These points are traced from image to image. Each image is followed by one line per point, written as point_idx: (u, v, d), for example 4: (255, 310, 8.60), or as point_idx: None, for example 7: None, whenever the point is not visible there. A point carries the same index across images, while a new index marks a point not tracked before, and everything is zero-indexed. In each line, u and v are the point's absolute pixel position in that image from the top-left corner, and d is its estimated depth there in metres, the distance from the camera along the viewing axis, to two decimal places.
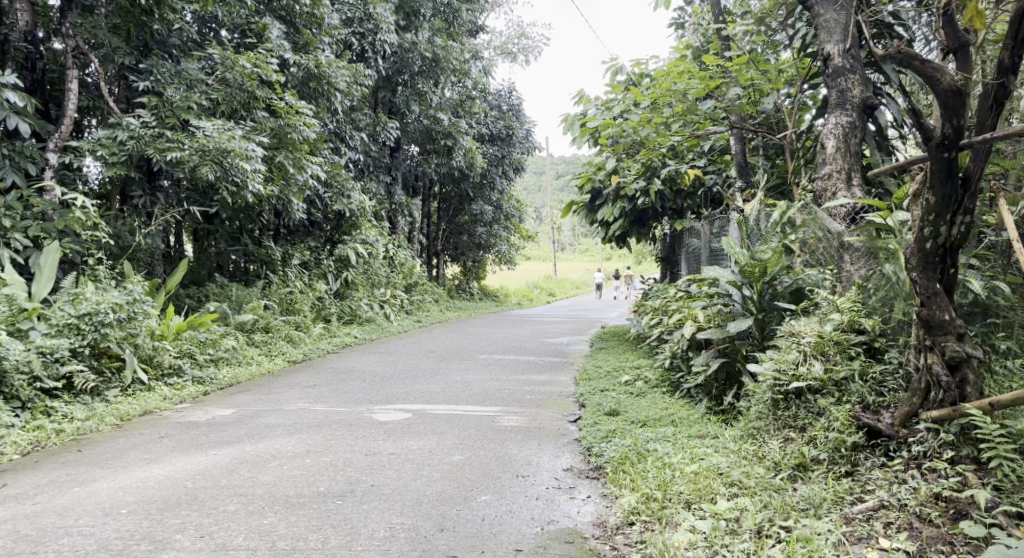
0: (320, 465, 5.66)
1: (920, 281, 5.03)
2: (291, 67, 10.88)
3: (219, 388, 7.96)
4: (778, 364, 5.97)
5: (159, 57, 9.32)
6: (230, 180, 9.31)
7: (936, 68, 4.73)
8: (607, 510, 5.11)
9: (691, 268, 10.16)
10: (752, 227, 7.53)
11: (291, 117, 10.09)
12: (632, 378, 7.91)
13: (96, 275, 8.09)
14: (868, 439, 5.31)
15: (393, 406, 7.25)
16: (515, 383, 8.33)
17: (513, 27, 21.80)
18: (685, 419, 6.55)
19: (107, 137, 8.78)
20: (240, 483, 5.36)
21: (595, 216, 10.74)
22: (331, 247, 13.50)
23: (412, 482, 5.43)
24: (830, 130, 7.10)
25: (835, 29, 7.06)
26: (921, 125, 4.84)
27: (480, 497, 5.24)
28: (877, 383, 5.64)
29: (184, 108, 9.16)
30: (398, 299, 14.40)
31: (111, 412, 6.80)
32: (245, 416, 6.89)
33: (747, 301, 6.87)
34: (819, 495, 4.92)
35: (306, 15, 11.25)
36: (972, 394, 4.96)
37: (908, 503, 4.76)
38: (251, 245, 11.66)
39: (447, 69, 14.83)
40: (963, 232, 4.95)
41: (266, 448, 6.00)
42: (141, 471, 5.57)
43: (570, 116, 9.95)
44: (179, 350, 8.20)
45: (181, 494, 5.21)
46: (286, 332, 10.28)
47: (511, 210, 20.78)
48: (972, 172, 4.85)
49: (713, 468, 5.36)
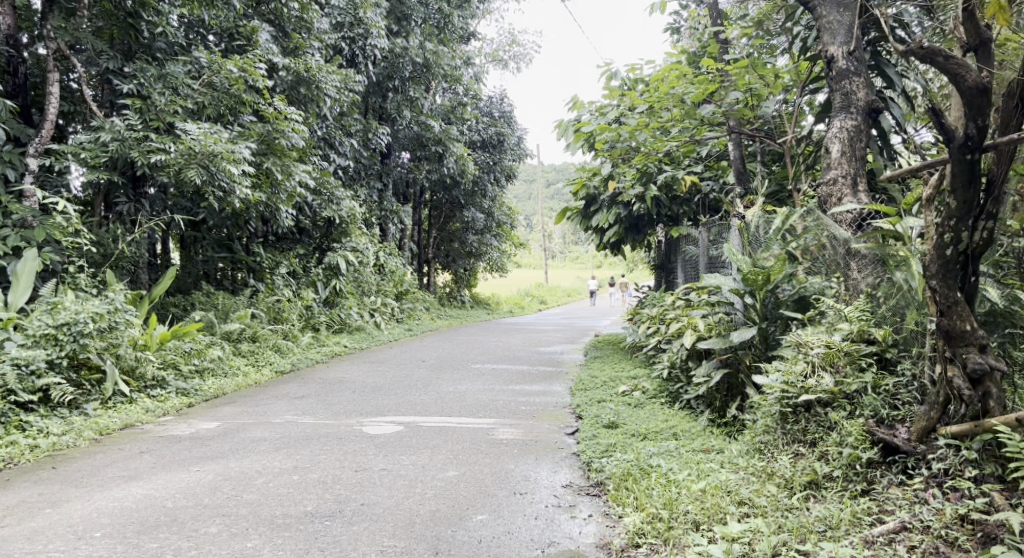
0: (308, 483, 5.40)
1: (940, 289, 4.84)
2: (280, 70, 10.67)
3: (204, 400, 7.68)
4: (786, 376, 5.73)
5: (144, 60, 9.07)
6: (216, 185, 9.06)
7: (960, 64, 4.54)
8: (611, 531, 4.87)
9: (689, 276, 9.89)
10: (754, 235, 7.19)
11: (279, 122, 9.80)
12: (630, 389, 7.66)
13: (77, 284, 7.80)
14: (884, 455, 5.07)
15: (384, 419, 6.98)
16: (509, 394, 8.07)
17: (504, 33, 21.54)
18: (687, 431, 6.31)
19: (90, 141, 8.49)
20: (223, 503, 5.09)
21: (589, 222, 10.42)
22: (320, 256, 13.21)
23: (404, 501, 5.17)
24: (836, 134, 6.89)
25: (838, 30, 6.89)
26: (943, 125, 4.64)
27: (476, 517, 4.98)
28: (891, 396, 5.43)
29: (170, 112, 8.94)
30: (388, 307, 14.15)
31: (90, 426, 6.52)
32: (231, 430, 6.62)
33: (750, 310, 6.62)
34: (836, 515, 4.70)
35: (295, 20, 11.04)
36: (996, 408, 4.79)
37: (932, 525, 4.53)
38: (238, 252, 11.40)
39: (438, 74, 14.65)
40: (984, 238, 4.78)
41: (251, 464, 5.73)
42: (118, 490, 5.30)
43: (563, 121, 9.72)
44: (162, 361, 7.91)
45: (160, 515, 4.94)
46: (274, 342, 10.02)
47: (503, 217, 20.49)
48: (995, 175, 4.69)
49: (721, 485, 5.12)
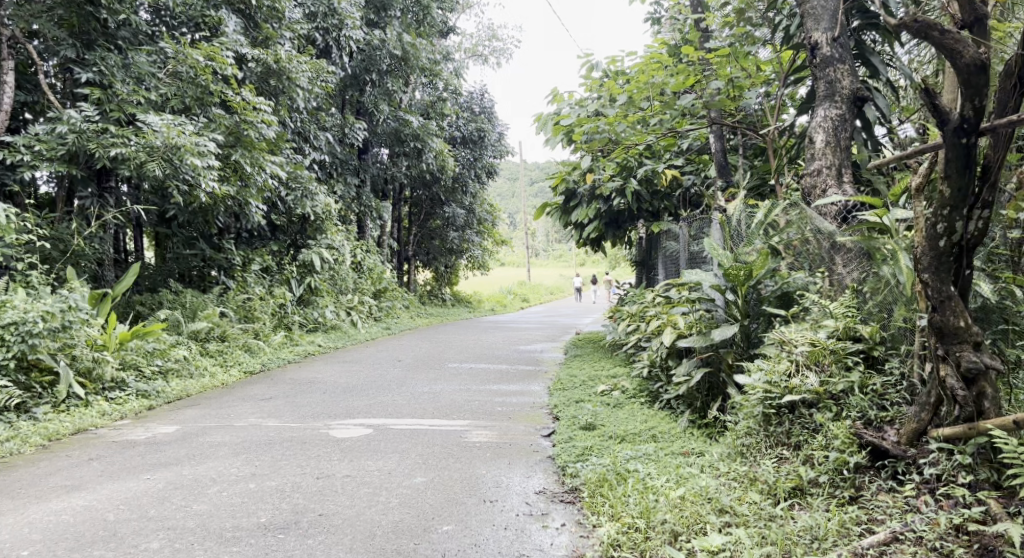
0: (264, 491, 5.09)
1: (932, 284, 4.58)
2: (249, 61, 10.29)
3: (165, 403, 7.33)
4: (769, 376, 5.47)
5: (105, 49, 8.65)
6: (180, 178, 8.68)
7: (957, 39, 4.28)
8: (584, 542, 4.61)
9: (670, 272, 9.61)
10: (735, 228, 6.94)
11: (246, 113, 9.45)
12: (609, 388, 7.37)
13: (30, 282, 7.41)
14: (872, 459, 4.86)
15: (352, 422, 6.67)
16: (485, 393, 7.79)
17: (484, 28, 21.20)
18: (666, 433, 6.03)
19: (45, 132, 8.13)
20: (169, 515, 4.79)
21: (569, 218, 10.09)
22: (294, 253, 12.86)
23: (366, 510, 4.88)
24: (819, 124, 6.64)
25: (822, 16, 6.66)
26: (937, 107, 4.38)
27: (441, 529, 4.70)
28: (878, 396, 5.18)
29: (130, 102, 8.57)
30: (366, 305, 13.83)
31: (37, 431, 6.19)
32: (189, 434, 6.28)
33: (731, 306, 6.34)
34: (823, 526, 4.45)
35: (266, 9, 10.59)
36: (991, 410, 4.54)
37: (925, 536, 4.31)
38: (208, 249, 11.05)
39: (416, 67, 14.26)
40: (979, 228, 4.52)
41: (206, 471, 5.41)
42: (57, 502, 4.98)
43: (542, 115, 9.35)
44: (122, 361, 7.56)
45: (98, 530, 4.65)
46: (244, 341, 9.67)
47: (483, 214, 20.15)
48: (992, 160, 4.43)
49: (701, 492, 4.84)
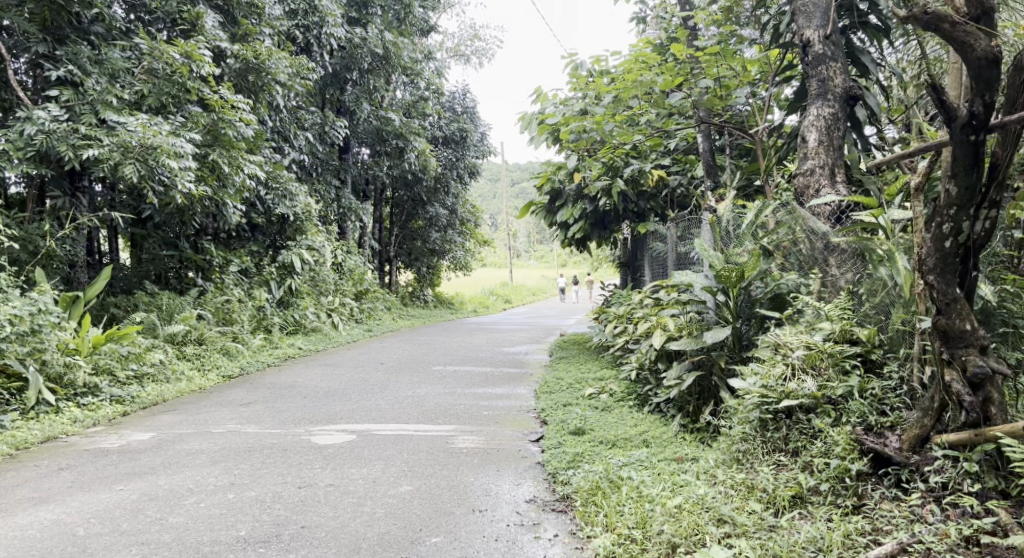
0: (244, 502, 4.90)
1: (938, 286, 4.45)
2: (227, 58, 10.03)
3: (141, 408, 7.10)
4: (765, 380, 5.33)
5: (78, 43, 8.39)
6: (156, 179, 8.45)
7: (968, 32, 4.15)
8: (578, 554, 4.45)
9: (657, 272, 9.45)
10: (726, 228, 6.80)
11: (224, 111, 9.19)
12: (597, 391, 7.20)
13: None
14: (874, 466, 4.73)
15: (334, 427, 6.47)
16: (471, 397, 7.59)
17: (466, 27, 20.99)
18: (659, 438, 5.88)
19: (13, 132, 7.83)
20: (144, 528, 4.59)
21: (554, 218, 9.88)
22: (274, 254, 12.61)
23: (351, 521, 4.70)
24: (812, 122, 6.50)
25: (814, 13, 6.57)
26: (944, 102, 4.26)
27: (430, 541, 4.52)
28: (878, 401, 5.05)
29: (103, 100, 8.31)
30: (347, 306, 13.60)
31: (5, 440, 5.96)
32: (165, 441, 6.07)
33: (722, 308, 6.19)
34: (827, 536, 4.31)
35: (245, 5, 10.38)
36: (997, 416, 4.42)
37: (934, 548, 4.18)
38: (186, 249, 10.81)
39: (398, 65, 14.01)
40: (986, 228, 4.41)
41: (183, 481, 5.20)
42: (24, 516, 4.76)
43: (526, 114, 9.18)
44: (95, 366, 7.32)
45: (67, 546, 4.44)
46: (222, 344, 9.44)
47: (465, 215, 19.94)
48: (1000, 158, 4.32)
49: (698, 500, 4.70)
